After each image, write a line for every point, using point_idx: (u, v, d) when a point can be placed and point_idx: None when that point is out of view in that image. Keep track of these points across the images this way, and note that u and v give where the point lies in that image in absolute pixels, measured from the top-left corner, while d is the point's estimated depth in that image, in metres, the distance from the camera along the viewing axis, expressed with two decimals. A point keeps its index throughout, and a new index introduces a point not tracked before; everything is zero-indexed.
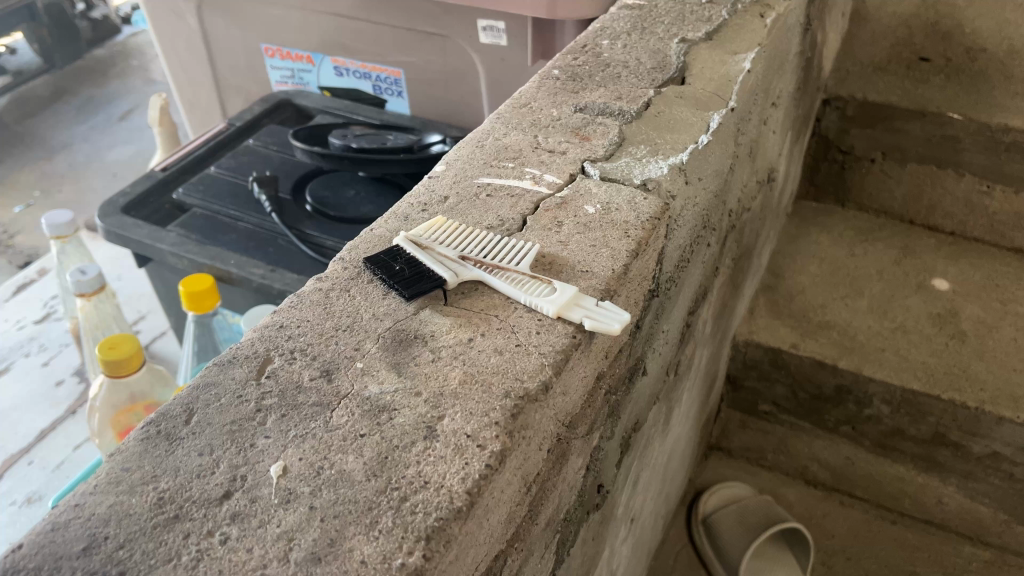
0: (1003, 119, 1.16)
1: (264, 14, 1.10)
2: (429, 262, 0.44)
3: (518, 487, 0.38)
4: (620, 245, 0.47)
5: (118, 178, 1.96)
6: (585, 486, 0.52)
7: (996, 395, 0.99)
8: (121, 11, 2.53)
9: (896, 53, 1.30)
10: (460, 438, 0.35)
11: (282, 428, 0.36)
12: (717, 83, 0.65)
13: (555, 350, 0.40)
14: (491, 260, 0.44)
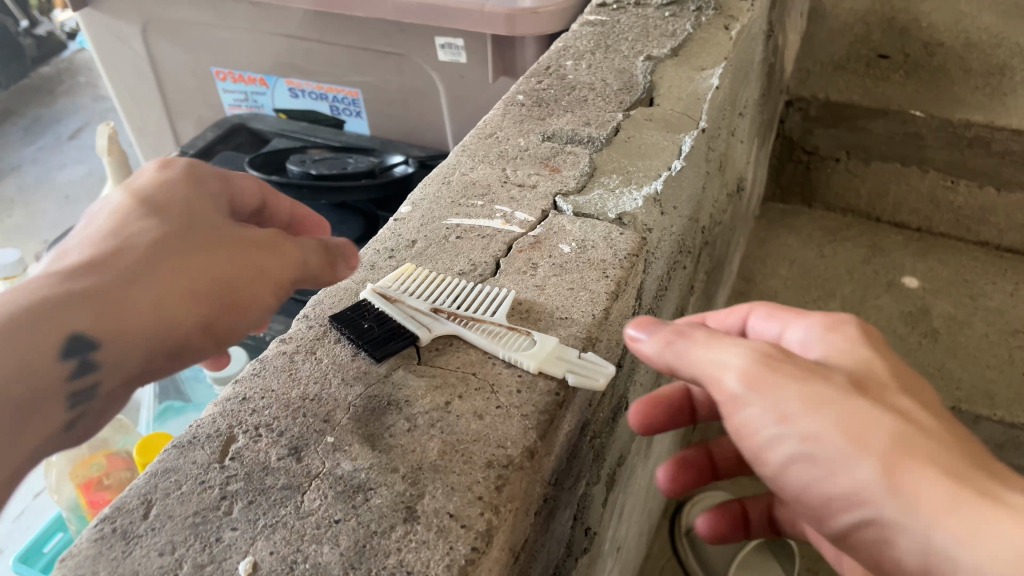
0: (965, 114, 1.15)
1: (214, 37, 1.07)
2: (397, 315, 0.42)
3: (507, 560, 0.36)
4: (599, 287, 0.45)
5: (69, 200, 1.90)
6: (574, 535, 0.50)
7: (971, 393, 1.04)
8: (66, 26, 2.46)
9: (855, 51, 1.30)
10: (442, 518, 0.33)
11: (249, 517, 0.33)
12: (687, 103, 0.63)
13: (541, 406, 0.38)
14: (466, 311, 0.42)
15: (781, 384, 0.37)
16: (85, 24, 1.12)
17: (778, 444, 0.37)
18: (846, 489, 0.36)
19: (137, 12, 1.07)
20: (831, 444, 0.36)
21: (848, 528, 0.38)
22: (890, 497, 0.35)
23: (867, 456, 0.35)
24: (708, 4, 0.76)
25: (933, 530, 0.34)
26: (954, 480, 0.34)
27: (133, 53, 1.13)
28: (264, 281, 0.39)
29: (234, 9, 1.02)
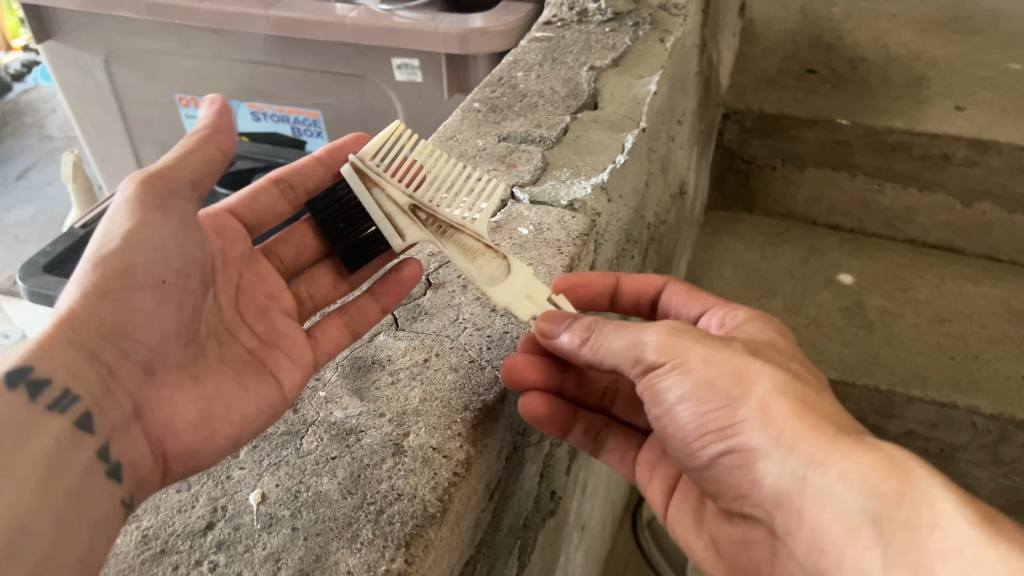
0: (887, 122, 1.24)
1: (177, 66, 1.11)
2: (381, 219, 0.48)
3: (483, 495, 0.41)
4: (555, 262, 0.51)
5: (18, 243, 1.90)
6: (541, 492, 0.55)
7: (904, 376, 1.12)
8: (12, 68, 2.45)
9: (786, 67, 1.39)
10: (426, 451, 0.38)
11: (256, 458, 0.38)
12: (628, 107, 0.70)
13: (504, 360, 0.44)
14: (448, 220, 0.47)
15: (686, 345, 0.43)
16: (47, 56, 1.15)
17: (665, 395, 0.44)
18: (725, 435, 0.42)
19: (101, 43, 1.11)
20: (712, 390, 0.42)
21: (729, 477, 0.44)
22: (762, 438, 0.41)
23: (749, 403, 0.42)
24: (644, 20, 0.83)
25: (804, 469, 0.39)
26: (829, 434, 0.40)
27: (96, 83, 1.17)
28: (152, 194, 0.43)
29: (196, 38, 1.06)
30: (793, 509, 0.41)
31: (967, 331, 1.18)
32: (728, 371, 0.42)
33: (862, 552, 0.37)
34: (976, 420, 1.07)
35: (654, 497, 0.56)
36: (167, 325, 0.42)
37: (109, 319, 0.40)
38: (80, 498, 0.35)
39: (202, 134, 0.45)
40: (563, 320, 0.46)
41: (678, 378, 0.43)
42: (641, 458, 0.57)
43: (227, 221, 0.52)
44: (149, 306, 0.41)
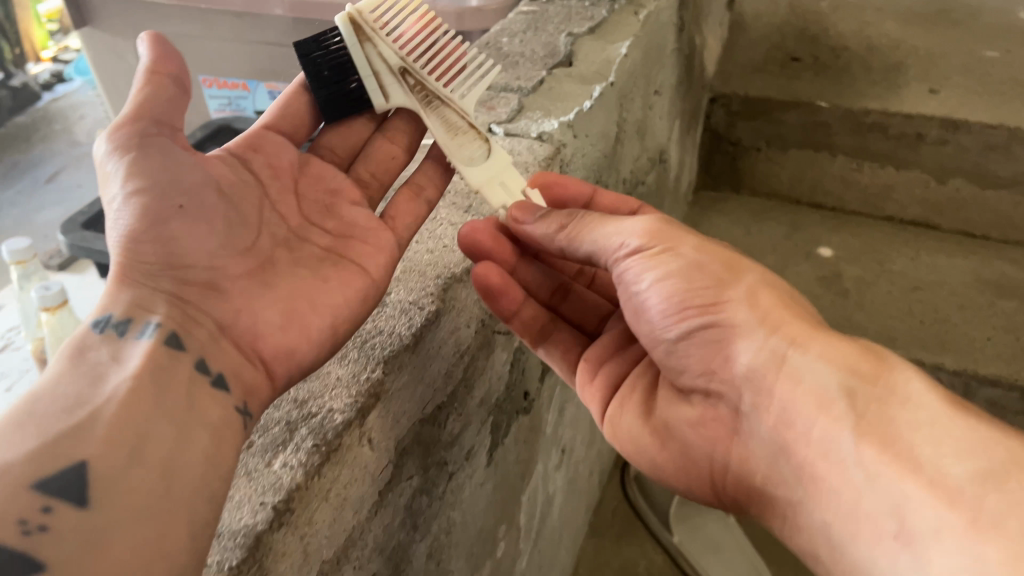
0: (864, 104, 1.32)
1: (202, 49, 1.21)
2: (373, 79, 0.56)
3: (455, 350, 0.50)
4: (521, 178, 0.60)
5: (45, 236, 2.01)
6: (513, 382, 0.64)
7: (875, 337, 1.19)
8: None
9: (772, 56, 1.47)
10: (405, 304, 0.47)
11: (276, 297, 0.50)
12: (599, 66, 0.78)
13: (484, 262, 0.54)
14: (437, 92, 0.57)
15: (678, 237, 0.53)
16: (84, 41, 1.26)
17: (645, 276, 0.53)
18: (711, 311, 0.51)
19: (133, 29, 1.22)
20: (704, 273, 0.52)
21: (701, 354, 0.53)
22: (747, 316, 0.51)
23: (737, 289, 0.51)
24: None
25: (786, 347, 0.48)
26: (811, 324, 0.49)
27: (128, 67, 1.27)
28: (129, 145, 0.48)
29: (220, 22, 1.16)
30: (764, 388, 0.49)
31: (937, 298, 1.25)
32: (718, 263, 0.53)
33: (831, 419, 0.45)
34: (944, 375, 1.14)
35: (591, 398, 0.62)
36: (207, 240, 0.49)
37: (150, 255, 0.47)
38: (194, 405, 0.41)
39: (143, 72, 0.49)
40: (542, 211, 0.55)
41: (669, 262, 0.52)
42: (586, 357, 0.63)
43: (267, 137, 0.57)
44: (179, 229, 0.48)
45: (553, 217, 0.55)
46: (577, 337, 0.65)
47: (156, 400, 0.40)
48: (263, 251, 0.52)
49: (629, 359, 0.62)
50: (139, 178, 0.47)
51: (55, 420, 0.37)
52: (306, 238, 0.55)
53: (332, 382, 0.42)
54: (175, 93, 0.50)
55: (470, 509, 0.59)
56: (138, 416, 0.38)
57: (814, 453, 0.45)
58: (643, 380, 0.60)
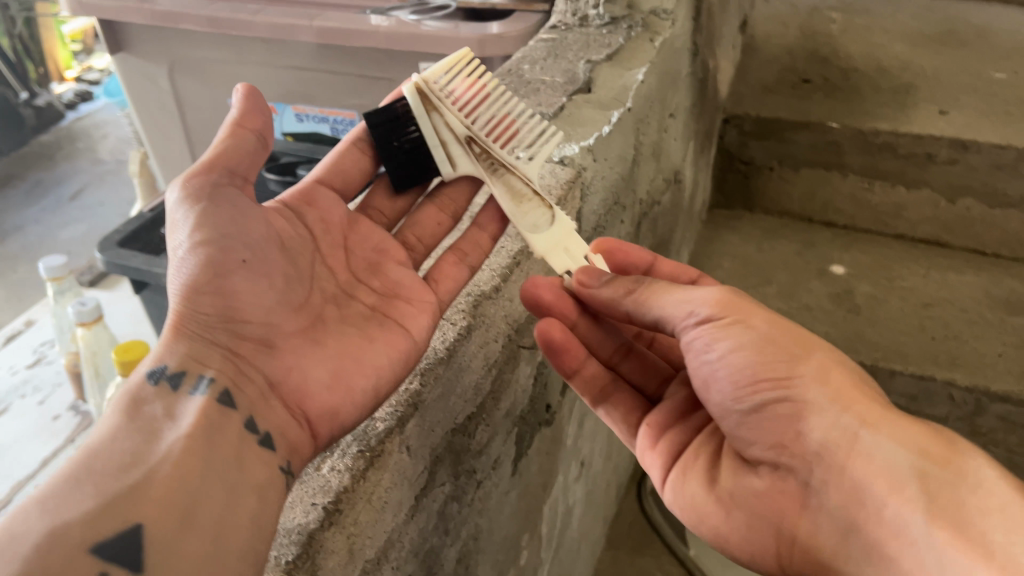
0: (874, 124, 1.35)
1: (231, 73, 1.26)
2: (438, 146, 0.61)
3: (483, 364, 0.53)
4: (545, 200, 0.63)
5: (69, 253, 2.07)
6: (536, 394, 0.67)
7: (886, 353, 1.21)
8: (64, 97, 2.67)
9: (784, 78, 1.50)
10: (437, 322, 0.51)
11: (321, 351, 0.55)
12: (616, 92, 0.82)
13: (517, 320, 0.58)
14: (499, 159, 0.61)
15: (750, 311, 0.58)
16: (118, 66, 1.31)
17: (719, 344, 0.57)
18: (784, 386, 0.55)
19: (165, 54, 1.26)
20: (774, 348, 0.56)
21: (773, 426, 0.56)
22: (818, 394, 0.55)
23: (809, 365, 0.56)
24: (637, 23, 0.95)
25: (858, 427, 0.53)
26: (879, 406, 0.54)
27: (160, 91, 1.32)
28: (202, 198, 0.53)
29: (249, 47, 1.21)
30: (834, 464, 0.53)
31: (948, 314, 1.28)
32: (792, 339, 0.57)
33: (904, 501, 0.49)
34: (953, 391, 1.17)
35: (654, 460, 0.65)
36: (265, 296, 0.54)
37: (210, 307, 0.52)
38: (241, 469, 0.46)
39: (230, 124, 0.56)
40: (606, 276, 0.61)
41: (745, 335, 0.57)
42: (648, 422, 0.66)
43: (319, 191, 0.62)
44: (240, 283, 0.53)
45: (619, 282, 0.60)
46: (636, 401, 0.69)
47: (205, 459, 0.45)
48: (314, 307, 0.57)
49: (693, 427, 0.65)
50: (206, 231, 0.52)
51: (115, 475, 0.42)
52: (353, 295, 0.61)
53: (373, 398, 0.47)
54: (252, 146, 0.57)
55: (497, 517, 0.62)
56: (189, 479, 0.43)
57: (887, 534, 0.49)
58: (706, 449, 0.62)
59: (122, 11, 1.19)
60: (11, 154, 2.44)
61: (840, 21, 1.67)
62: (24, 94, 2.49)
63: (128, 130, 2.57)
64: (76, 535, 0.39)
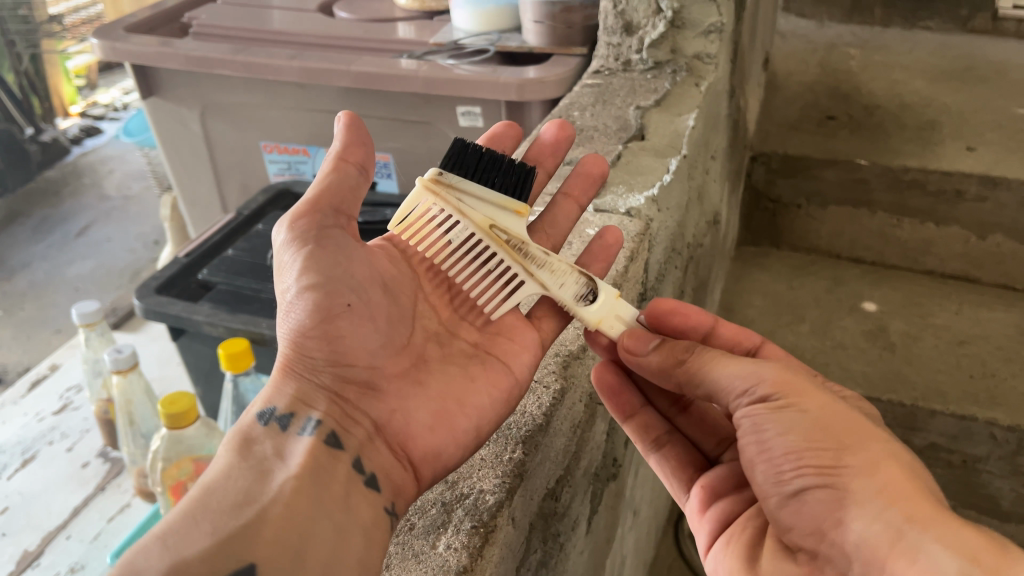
0: (902, 161, 1.33)
1: (264, 116, 1.26)
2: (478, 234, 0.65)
3: (572, 426, 0.54)
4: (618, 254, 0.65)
5: (80, 292, 2.06)
6: (608, 445, 0.69)
7: (926, 393, 1.18)
8: (70, 133, 2.66)
9: (807, 114, 1.47)
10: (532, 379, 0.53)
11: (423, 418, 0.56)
12: (670, 138, 0.82)
13: (568, 357, 0.63)
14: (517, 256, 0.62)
15: (804, 393, 0.55)
16: (149, 110, 1.31)
17: (767, 426, 0.55)
18: (828, 473, 0.52)
19: (198, 98, 1.27)
20: (825, 434, 0.53)
21: (812, 512, 0.53)
22: (866, 485, 0.51)
23: (859, 455, 0.52)
24: (681, 67, 0.96)
25: (902, 522, 0.49)
26: (934, 505, 0.49)
27: (191, 134, 1.32)
28: (306, 242, 0.57)
29: (284, 91, 1.21)
30: (874, 559, 0.49)
31: (984, 352, 1.24)
32: (843, 426, 0.54)
33: None
34: (995, 431, 1.13)
35: (703, 527, 0.63)
36: (372, 338, 0.57)
37: (317, 349, 0.56)
38: (347, 507, 0.49)
39: (334, 158, 0.61)
40: (654, 342, 0.60)
41: (790, 415, 0.54)
42: (702, 483, 0.66)
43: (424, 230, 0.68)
44: (346, 328, 0.57)
45: (668, 349, 0.59)
46: (692, 457, 0.69)
47: (313, 501, 0.48)
48: (415, 349, 0.61)
49: (744, 499, 0.63)
50: (311, 275, 0.56)
51: (231, 514, 0.45)
52: (456, 333, 0.64)
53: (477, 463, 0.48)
54: (352, 183, 0.61)
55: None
56: (299, 518, 0.46)
57: None
58: (750, 520, 0.60)
59: (157, 56, 1.20)
60: (18, 190, 2.42)
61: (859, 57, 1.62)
62: (30, 130, 2.48)
63: (135, 167, 2.56)
64: (195, 569, 0.42)
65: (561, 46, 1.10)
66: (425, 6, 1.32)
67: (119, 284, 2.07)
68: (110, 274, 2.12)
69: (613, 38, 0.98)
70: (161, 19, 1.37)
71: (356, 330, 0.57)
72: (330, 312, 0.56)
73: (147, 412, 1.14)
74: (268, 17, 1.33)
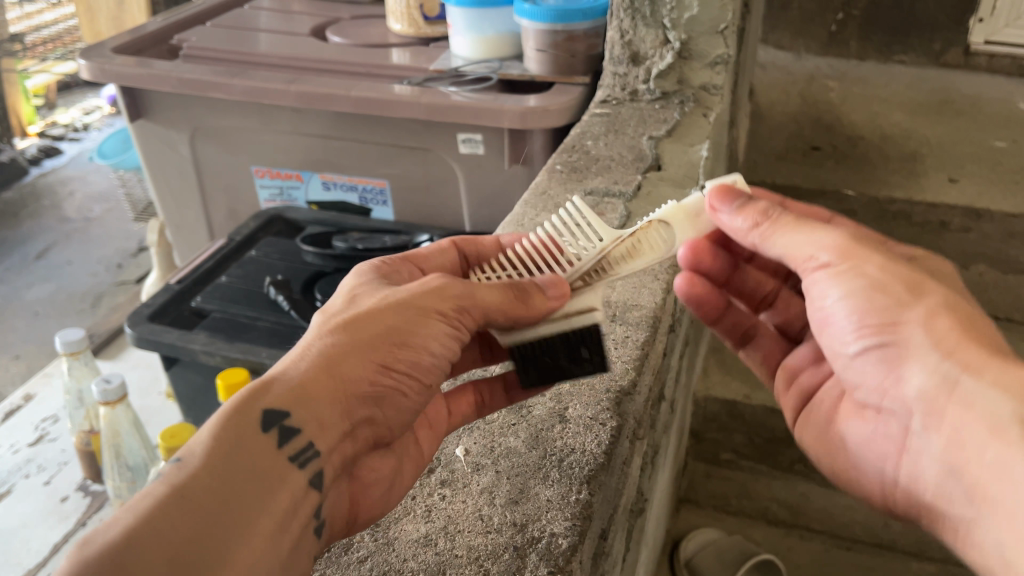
0: (889, 192, 1.22)
1: (256, 140, 1.24)
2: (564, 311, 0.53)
3: (619, 472, 0.56)
4: (654, 285, 0.67)
5: (39, 317, 1.99)
6: (642, 482, 0.69)
7: None
8: (27, 153, 2.61)
9: (792, 144, 1.32)
10: (585, 419, 0.55)
11: (474, 455, 0.54)
12: (686, 168, 0.84)
13: (622, 395, 0.57)
14: (591, 262, 0.55)
15: (863, 256, 0.54)
16: (137, 135, 1.29)
17: (830, 289, 0.54)
18: (887, 331, 0.53)
19: (188, 121, 1.24)
20: (889, 290, 0.53)
21: (873, 369, 0.55)
22: (922, 337, 0.51)
23: (916, 308, 0.52)
24: (688, 98, 0.96)
25: (958, 372, 0.50)
26: (989, 351, 0.50)
27: (179, 158, 1.29)
28: (443, 312, 0.50)
29: (279, 114, 1.19)
30: (936, 409, 0.51)
31: None
32: (903, 279, 0.53)
33: (1003, 445, 0.46)
34: None
35: (789, 402, 0.69)
36: (410, 406, 0.51)
37: (369, 389, 0.48)
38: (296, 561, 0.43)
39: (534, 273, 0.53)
40: (740, 200, 0.54)
41: (849, 279, 0.54)
42: (786, 366, 0.70)
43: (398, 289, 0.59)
44: (407, 392, 0.50)
45: (751, 210, 0.54)
46: (785, 341, 0.73)
47: (280, 548, 0.42)
48: None
49: (825, 371, 0.67)
50: (427, 328, 0.49)
51: (194, 548, 0.37)
52: None
53: (544, 504, 0.50)
54: (529, 317, 0.51)
55: None
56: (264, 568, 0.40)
57: (983, 475, 0.47)
58: (831, 395, 0.65)
59: (145, 79, 1.17)
60: None
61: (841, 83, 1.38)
62: None
63: (95, 188, 2.49)
64: None
65: (563, 73, 1.10)
66: (420, 32, 1.31)
67: (80, 308, 2.01)
68: (71, 298, 2.05)
69: (620, 68, 0.98)
70: (149, 41, 1.34)
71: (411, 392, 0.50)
72: (415, 368, 0.49)
73: (133, 445, 1.11)
74: (255, 40, 1.31)
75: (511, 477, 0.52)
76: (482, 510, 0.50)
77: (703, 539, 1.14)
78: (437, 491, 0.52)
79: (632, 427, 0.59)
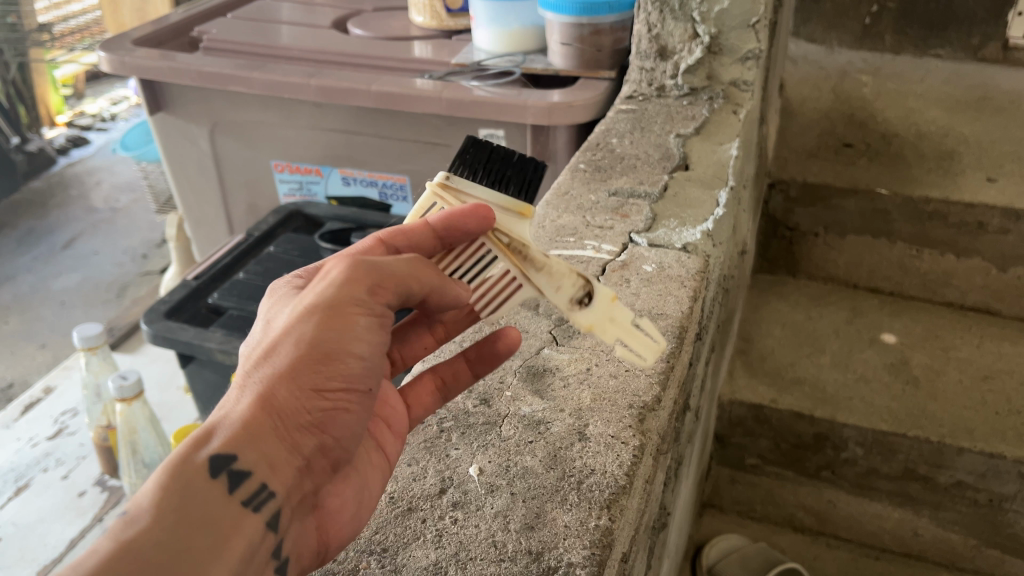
0: (924, 191, 1.09)
1: (275, 135, 1.22)
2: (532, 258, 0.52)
3: (642, 492, 0.54)
4: (681, 293, 0.65)
5: (66, 306, 1.99)
6: (665, 499, 0.66)
7: (955, 428, 0.96)
8: (55, 143, 2.62)
9: (824, 141, 1.20)
10: (606, 437, 0.53)
11: (486, 474, 0.51)
12: (714, 168, 0.81)
13: (645, 411, 0.55)
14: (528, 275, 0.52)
15: None
16: (158, 129, 1.27)
17: None
18: None
19: (208, 115, 1.23)
20: None
21: None
22: None
23: None
24: (718, 94, 0.93)
25: None
26: None
27: (199, 151, 1.28)
28: (357, 309, 0.44)
29: (299, 109, 1.17)
30: None
31: (1012, 389, 1.01)
32: None
33: None
34: None
35: None
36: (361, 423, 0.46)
37: (310, 417, 0.43)
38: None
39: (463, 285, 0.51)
40: None
41: None
42: None
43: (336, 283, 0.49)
44: (353, 408, 0.45)
45: None
46: None
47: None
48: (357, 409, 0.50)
49: None
50: (354, 336, 0.44)
51: None
52: None
53: (561, 530, 0.47)
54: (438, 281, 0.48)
55: None
56: None
57: None
58: None
59: (165, 71, 1.16)
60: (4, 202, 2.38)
61: (874, 80, 1.32)
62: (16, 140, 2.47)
63: (122, 179, 2.50)
64: None
65: (588, 68, 1.07)
66: (443, 25, 1.29)
67: (105, 299, 2.01)
68: (95, 289, 2.05)
69: (647, 62, 0.95)
70: (170, 33, 1.33)
71: (357, 408, 0.45)
72: (351, 383, 0.44)
73: (150, 442, 1.11)
74: (277, 32, 1.29)
75: (526, 500, 0.49)
76: (496, 537, 0.47)
77: (726, 545, 1.12)
78: (449, 514, 0.49)
79: (656, 443, 0.55)
